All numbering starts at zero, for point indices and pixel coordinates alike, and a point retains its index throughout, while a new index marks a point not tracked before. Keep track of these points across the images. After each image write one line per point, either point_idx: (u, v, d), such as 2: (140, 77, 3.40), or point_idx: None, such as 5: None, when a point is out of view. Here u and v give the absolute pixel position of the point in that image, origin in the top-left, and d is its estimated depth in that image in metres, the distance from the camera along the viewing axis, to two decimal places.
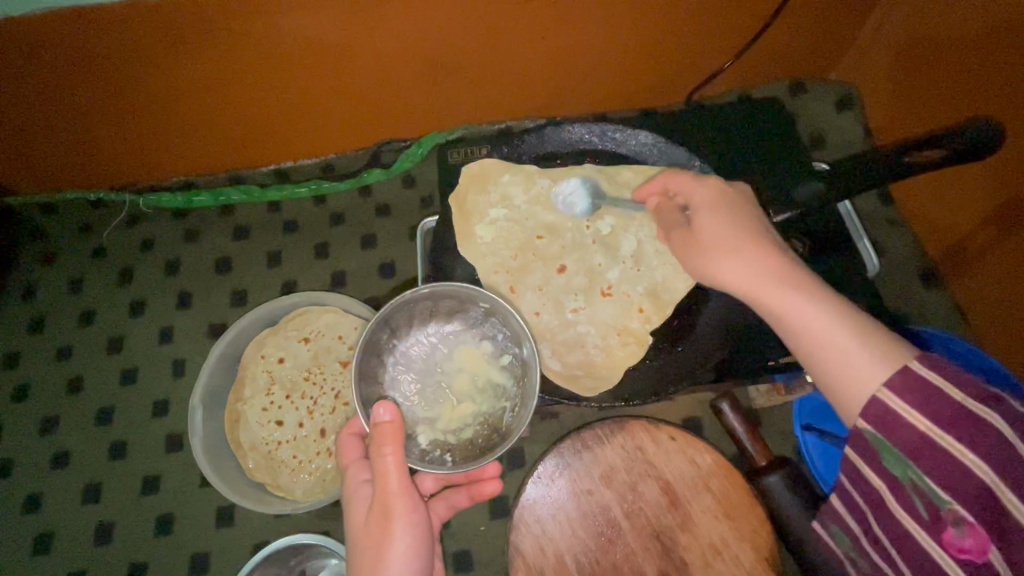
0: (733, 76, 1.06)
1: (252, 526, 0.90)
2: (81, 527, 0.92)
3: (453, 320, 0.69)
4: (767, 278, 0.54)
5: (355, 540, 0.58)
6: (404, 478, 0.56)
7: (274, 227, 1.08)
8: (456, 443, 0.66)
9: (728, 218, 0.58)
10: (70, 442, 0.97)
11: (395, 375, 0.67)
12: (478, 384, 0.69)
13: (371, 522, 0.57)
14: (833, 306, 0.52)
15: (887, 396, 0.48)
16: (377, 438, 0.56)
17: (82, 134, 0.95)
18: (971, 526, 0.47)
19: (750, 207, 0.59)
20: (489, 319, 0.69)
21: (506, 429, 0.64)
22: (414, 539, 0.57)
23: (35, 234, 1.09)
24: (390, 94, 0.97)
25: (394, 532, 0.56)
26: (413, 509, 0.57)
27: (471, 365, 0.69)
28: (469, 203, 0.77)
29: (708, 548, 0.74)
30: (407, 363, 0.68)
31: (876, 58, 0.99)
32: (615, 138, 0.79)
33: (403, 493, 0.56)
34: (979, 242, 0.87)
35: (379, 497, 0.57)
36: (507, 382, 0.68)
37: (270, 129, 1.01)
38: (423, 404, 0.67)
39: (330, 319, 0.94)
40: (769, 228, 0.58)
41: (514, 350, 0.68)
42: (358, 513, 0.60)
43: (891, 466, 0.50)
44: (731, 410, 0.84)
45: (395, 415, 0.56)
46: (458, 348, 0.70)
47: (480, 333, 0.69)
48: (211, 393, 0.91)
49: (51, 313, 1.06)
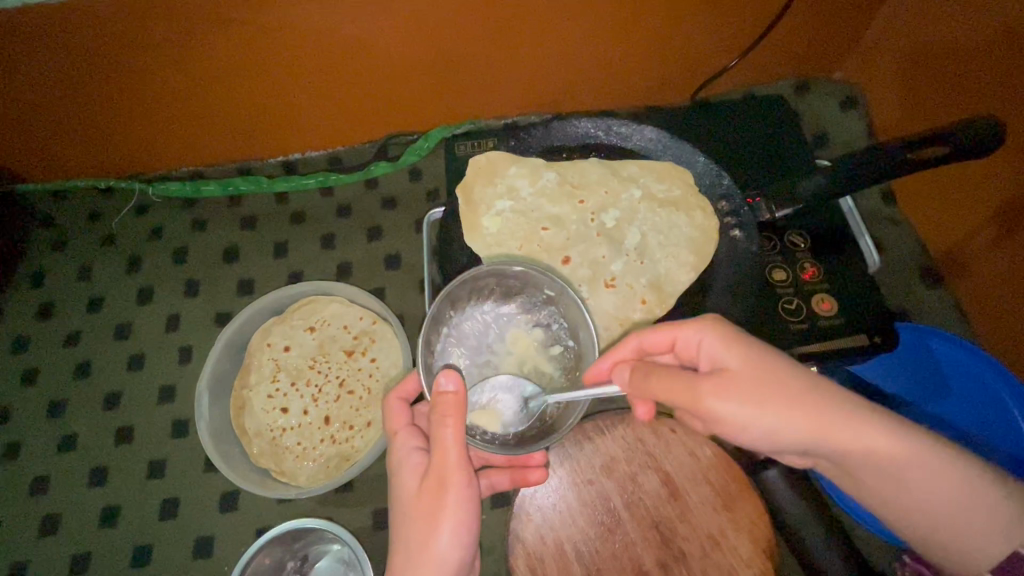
0: (739, 74, 1.06)
1: (256, 511, 0.91)
2: (87, 510, 0.93)
3: (510, 302, 0.71)
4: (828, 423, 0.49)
5: (408, 507, 0.60)
6: (461, 451, 0.57)
7: (282, 218, 1.10)
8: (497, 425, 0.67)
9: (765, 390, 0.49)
10: (78, 426, 0.98)
11: (446, 347, 0.67)
12: (526, 369, 0.70)
13: (424, 491, 0.59)
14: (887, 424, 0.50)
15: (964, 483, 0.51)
16: (439, 409, 0.56)
17: (97, 124, 0.97)
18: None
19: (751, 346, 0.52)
20: (546, 308, 0.70)
21: (551, 419, 0.65)
22: (464, 511, 0.58)
23: (46, 221, 1.11)
24: (398, 89, 0.98)
25: (448, 504, 0.58)
26: (467, 484, 0.58)
27: (520, 349, 0.70)
28: (476, 194, 0.78)
29: (707, 540, 0.75)
30: (460, 337, 0.68)
31: (882, 59, 1.00)
32: (620, 133, 0.81)
33: (460, 466, 0.57)
34: (978, 242, 0.87)
35: (436, 469, 0.58)
36: (554, 372, 0.70)
37: (279, 122, 1.03)
38: (471, 380, 0.68)
39: (336, 309, 0.95)
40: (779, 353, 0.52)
41: (568, 341, 0.70)
42: (410, 480, 0.62)
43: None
44: None
45: (459, 387, 0.56)
46: (511, 330, 0.70)
47: (534, 320, 0.71)
48: (216, 380, 0.91)
49: (60, 299, 1.07)
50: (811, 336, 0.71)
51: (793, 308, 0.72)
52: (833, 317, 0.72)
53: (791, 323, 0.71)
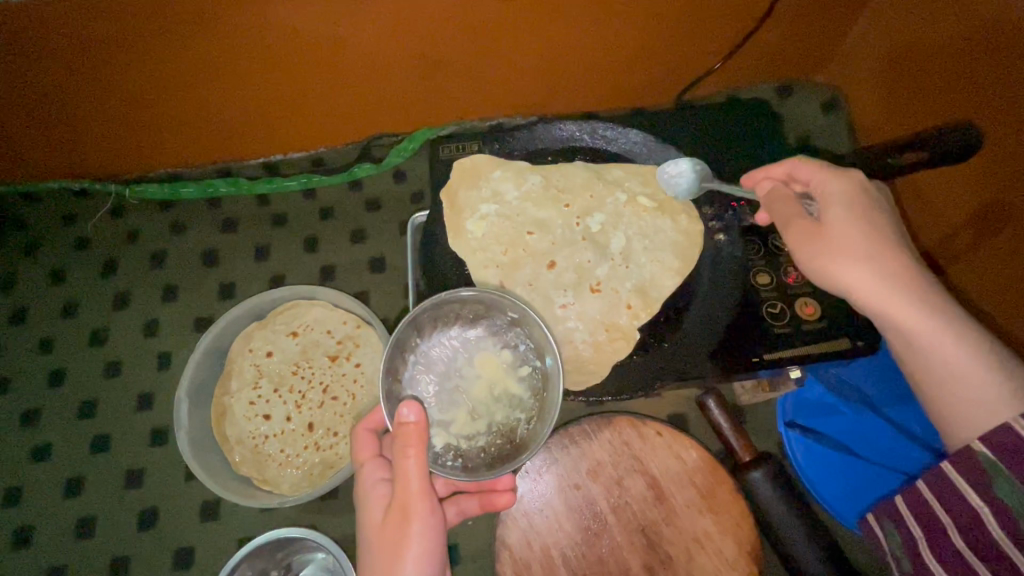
0: (724, 77, 1.07)
1: (238, 520, 0.89)
2: (62, 522, 0.91)
3: (476, 326, 0.71)
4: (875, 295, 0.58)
5: (374, 538, 0.61)
6: (424, 481, 0.59)
7: (263, 221, 1.08)
8: (468, 449, 0.67)
9: (861, 218, 0.60)
10: (52, 434, 0.96)
11: (414, 374, 0.68)
12: (495, 392, 0.70)
13: (389, 522, 0.60)
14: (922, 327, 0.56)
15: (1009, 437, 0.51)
16: (402, 438, 0.57)
17: (70, 123, 0.94)
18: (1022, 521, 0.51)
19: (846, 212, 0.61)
20: (512, 330, 0.71)
21: (521, 441, 0.66)
22: (428, 541, 0.59)
23: (18, 225, 1.08)
24: (382, 90, 0.97)
25: (411, 533, 0.59)
26: (431, 513, 0.59)
27: (488, 372, 0.70)
28: (460, 199, 0.78)
29: (692, 542, 0.75)
30: (428, 363, 0.69)
31: (864, 62, 1.01)
32: (605, 136, 0.81)
33: (422, 494, 0.58)
34: (960, 243, 0.89)
35: (399, 499, 0.59)
36: (523, 394, 0.70)
37: (262, 124, 1.01)
38: (440, 406, 0.68)
39: (319, 314, 0.93)
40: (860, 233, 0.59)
41: (534, 361, 0.70)
42: (376, 512, 0.63)
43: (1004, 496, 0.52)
44: (717, 407, 0.83)
45: (419, 417, 0.57)
46: (479, 355, 0.71)
47: (502, 341, 0.71)
48: (197, 386, 0.90)
49: (34, 304, 1.04)
50: (791, 341, 0.69)
51: (777, 312, 0.70)
52: (814, 322, 0.70)
53: (774, 327, 0.70)
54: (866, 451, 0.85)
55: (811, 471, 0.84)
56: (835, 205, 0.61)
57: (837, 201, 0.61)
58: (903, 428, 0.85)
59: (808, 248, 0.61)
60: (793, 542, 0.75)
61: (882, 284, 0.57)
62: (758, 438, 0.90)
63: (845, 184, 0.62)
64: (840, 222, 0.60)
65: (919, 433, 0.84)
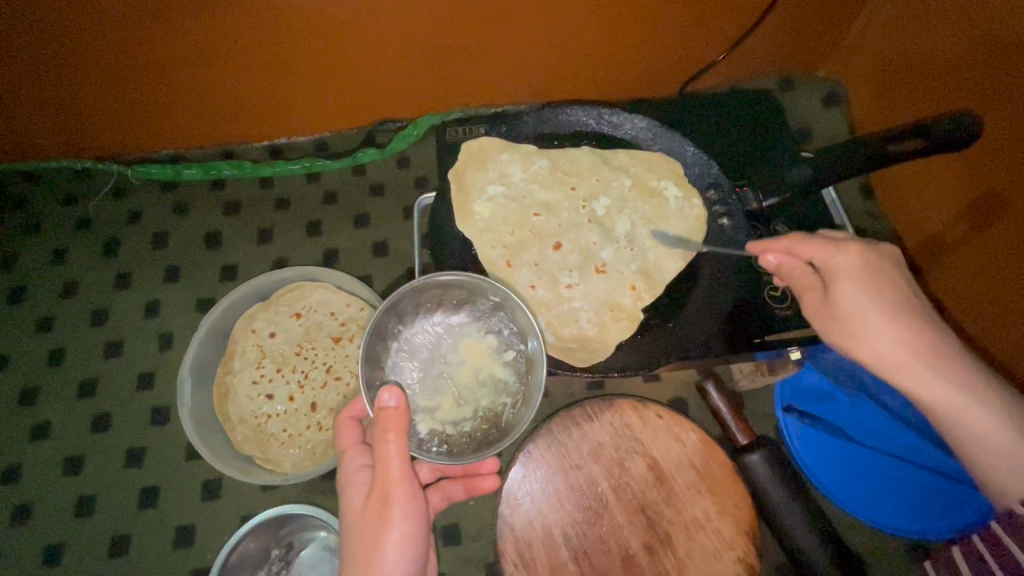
0: (727, 69, 1.08)
1: (238, 499, 0.89)
2: (62, 500, 0.91)
3: (460, 311, 0.73)
4: (912, 357, 0.56)
5: (353, 524, 0.61)
6: (405, 466, 0.59)
7: (266, 203, 1.08)
8: (452, 435, 0.68)
9: (874, 290, 0.58)
10: (51, 414, 0.95)
11: (397, 361, 0.70)
12: (481, 377, 0.71)
13: (368, 508, 0.61)
14: (958, 380, 0.55)
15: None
16: (382, 423, 0.58)
17: (64, 98, 0.93)
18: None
19: (875, 280, 0.58)
20: (496, 315, 0.72)
21: (506, 425, 0.67)
22: (409, 527, 0.60)
23: (18, 204, 1.07)
24: (388, 76, 0.98)
25: (391, 519, 0.59)
26: (411, 498, 0.60)
27: (473, 357, 0.71)
28: (468, 179, 0.78)
29: (691, 523, 0.77)
30: (411, 350, 0.71)
31: (863, 59, 1.03)
32: (611, 121, 0.81)
33: (403, 479, 0.59)
34: (954, 236, 0.91)
35: (380, 484, 0.60)
36: (509, 378, 0.71)
37: (268, 109, 1.02)
38: (425, 392, 0.69)
39: (322, 295, 0.94)
40: (901, 296, 0.58)
41: (518, 346, 0.71)
42: (356, 499, 0.63)
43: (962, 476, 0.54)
44: (717, 390, 0.86)
45: (400, 402, 0.58)
46: (462, 340, 0.72)
47: (486, 326, 0.72)
48: (199, 367, 0.90)
49: (32, 283, 1.04)
50: (793, 322, 0.72)
51: (778, 295, 0.73)
52: None
53: (775, 309, 0.72)
54: (860, 436, 0.86)
55: (805, 452, 0.85)
56: (848, 279, 0.58)
57: (845, 273, 0.58)
58: (900, 416, 0.86)
59: (830, 325, 0.60)
60: (790, 524, 0.77)
61: (904, 356, 0.56)
62: (756, 423, 0.92)
63: (858, 254, 0.59)
64: (846, 290, 0.58)
65: (914, 420, 0.86)
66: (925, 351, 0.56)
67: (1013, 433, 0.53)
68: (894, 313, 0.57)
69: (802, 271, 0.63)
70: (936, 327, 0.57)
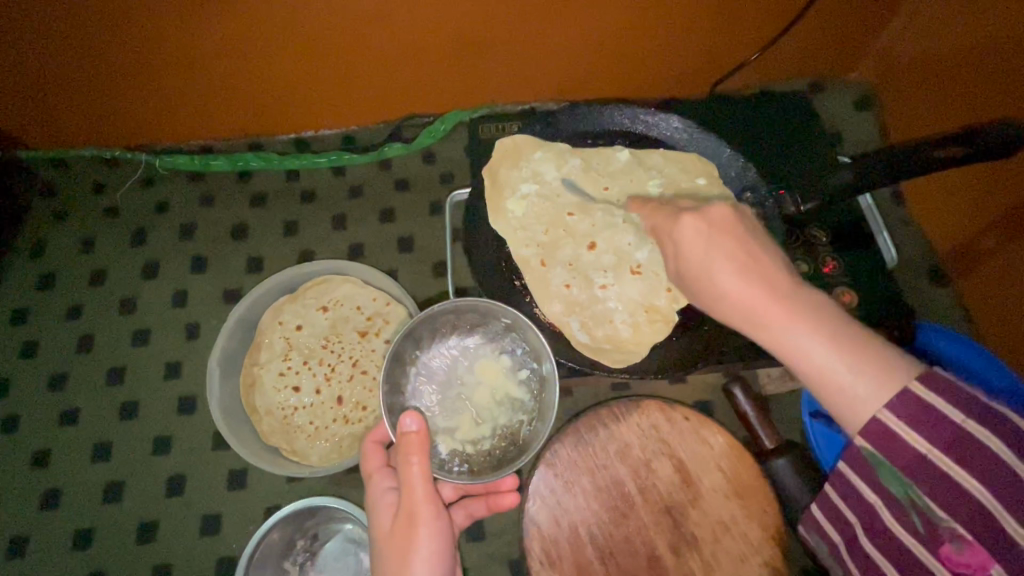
0: (759, 69, 1.06)
1: (265, 490, 0.90)
2: (90, 486, 0.92)
3: (474, 333, 0.75)
4: (768, 309, 0.49)
5: (382, 545, 0.61)
6: (429, 486, 0.60)
7: (292, 195, 1.08)
8: (473, 453, 0.72)
9: (719, 242, 0.52)
10: (80, 400, 0.96)
11: (416, 385, 0.73)
12: (497, 396, 0.74)
13: (396, 528, 0.61)
14: (816, 331, 0.47)
15: (887, 416, 0.47)
16: (404, 446, 0.60)
17: (98, 87, 0.93)
18: (968, 542, 0.47)
19: (732, 238, 0.52)
20: (509, 335, 0.74)
21: (524, 442, 0.71)
22: (437, 547, 0.59)
23: (47, 191, 1.08)
24: (417, 71, 0.97)
25: (419, 537, 0.59)
26: (437, 516, 0.60)
27: (489, 377, 0.74)
28: (502, 177, 0.78)
29: (717, 525, 0.76)
30: (429, 374, 0.74)
31: (895, 62, 1.02)
32: (646, 121, 0.81)
33: (428, 499, 0.59)
34: (985, 245, 0.89)
35: (406, 504, 0.60)
36: (524, 396, 0.74)
37: (297, 103, 1.02)
38: (444, 414, 0.72)
39: (348, 290, 0.94)
40: (757, 247, 0.52)
41: (532, 365, 0.73)
42: (384, 520, 0.63)
43: (890, 485, 0.51)
44: (743, 394, 0.85)
45: (420, 425, 0.60)
46: (478, 361, 0.75)
47: (500, 347, 0.75)
48: (228, 357, 0.91)
49: (61, 271, 1.04)
50: None
51: None
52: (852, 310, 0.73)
53: None
54: None
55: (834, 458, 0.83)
56: (686, 245, 0.54)
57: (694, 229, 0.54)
58: None
59: (693, 292, 0.55)
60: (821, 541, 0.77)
61: (767, 306, 0.49)
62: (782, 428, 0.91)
63: (693, 225, 0.55)
64: (695, 244, 0.54)
65: None
66: (777, 299, 0.49)
67: (866, 381, 0.47)
68: (745, 264, 0.51)
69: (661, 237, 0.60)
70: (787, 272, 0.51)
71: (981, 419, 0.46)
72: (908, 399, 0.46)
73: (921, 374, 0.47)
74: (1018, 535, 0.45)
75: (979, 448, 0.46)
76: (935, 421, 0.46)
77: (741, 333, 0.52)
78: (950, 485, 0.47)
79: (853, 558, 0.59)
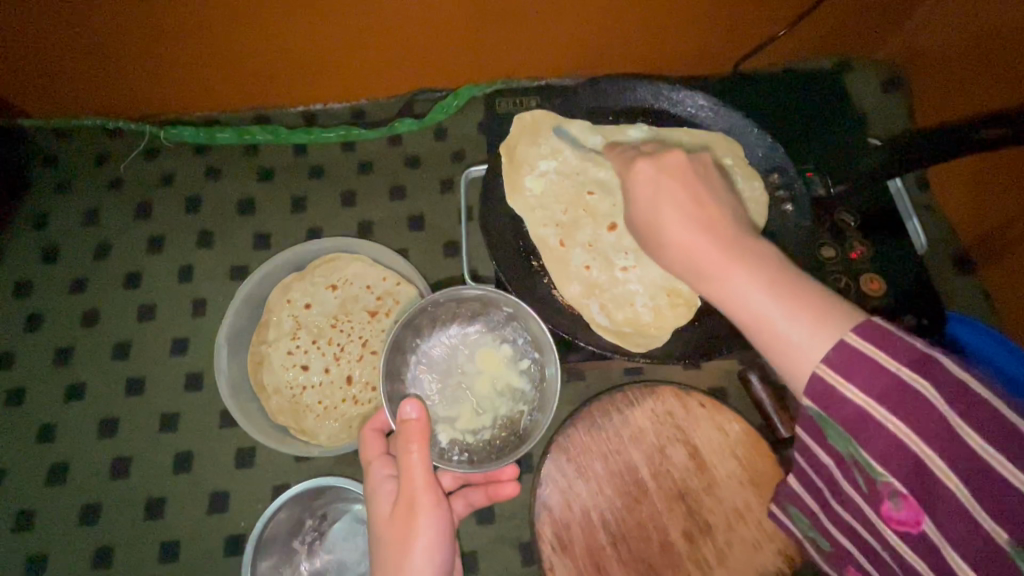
0: (786, 46, 1.02)
1: (273, 468, 0.89)
2: (97, 461, 0.91)
3: (474, 322, 0.74)
4: (705, 248, 0.47)
5: (381, 532, 0.60)
6: (429, 474, 0.58)
7: (300, 171, 1.05)
8: (472, 443, 0.70)
9: (661, 182, 0.51)
10: (86, 375, 0.95)
11: (416, 373, 0.72)
12: (498, 386, 0.73)
13: (395, 515, 0.59)
14: (756, 273, 0.44)
15: (830, 373, 0.41)
16: (404, 434, 0.58)
17: (100, 54, 0.90)
18: (904, 499, 0.43)
19: (676, 177, 0.50)
20: (510, 325, 0.73)
21: (524, 431, 0.70)
22: (436, 535, 0.58)
23: (49, 161, 1.05)
24: (431, 42, 0.94)
25: (418, 526, 0.58)
26: (437, 505, 0.59)
27: (490, 367, 0.73)
28: (520, 154, 0.76)
29: (731, 513, 0.75)
30: (429, 363, 0.73)
31: (929, 41, 0.98)
32: (670, 98, 0.78)
33: (428, 487, 0.58)
34: (1013, 234, 0.87)
35: (405, 492, 0.59)
36: (525, 386, 0.73)
37: (305, 74, 0.99)
38: (444, 403, 0.71)
39: (358, 269, 0.92)
40: (701, 185, 0.50)
41: (534, 354, 0.72)
42: (383, 508, 0.62)
43: (835, 445, 0.46)
44: (759, 381, 0.85)
45: (421, 414, 0.59)
46: (479, 350, 0.74)
47: (500, 336, 0.74)
48: (236, 335, 0.89)
49: (65, 244, 1.02)
50: None
51: (841, 287, 0.71)
52: (878, 298, 0.71)
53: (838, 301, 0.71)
54: None
55: None
56: (631, 186, 0.52)
57: (639, 168, 0.52)
58: None
59: (637, 237, 0.53)
60: None
61: (705, 246, 0.47)
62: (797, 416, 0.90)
63: (644, 166, 0.52)
64: (639, 184, 0.52)
65: None
66: (716, 238, 0.47)
67: (806, 330, 0.42)
68: (687, 202, 0.49)
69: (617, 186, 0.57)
70: (734, 216, 0.48)
71: (963, 390, 0.39)
72: (849, 354, 0.40)
73: (869, 329, 0.41)
74: (973, 505, 0.39)
75: (930, 412, 0.39)
76: (892, 385, 0.40)
77: (681, 278, 0.50)
78: (893, 445, 0.41)
79: (830, 525, 0.56)
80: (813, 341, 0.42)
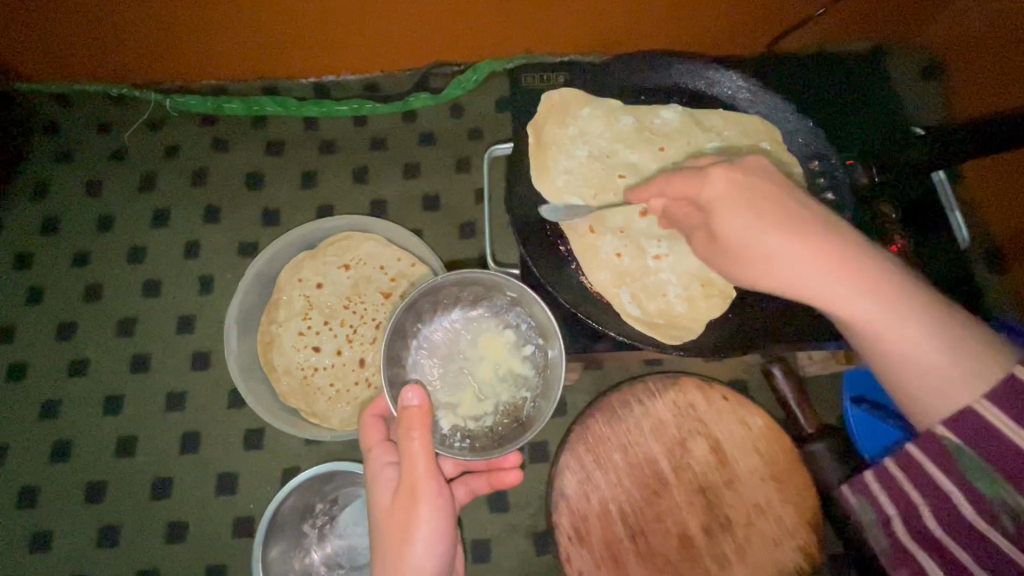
0: (823, 27, 0.98)
1: (282, 451, 0.87)
2: (102, 439, 0.89)
3: (477, 306, 0.71)
4: (830, 279, 0.49)
5: (382, 519, 0.58)
6: (431, 462, 0.56)
7: (310, 145, 1.01)
8: (475, 429, 0.67)
9: (760, 208, 0.50)
10: (89, 351, 0.93)
11: (417, 359, 0.70)
12: (500, 372, 0.71)
13: (396, 504, 0.57)
14: (885, 299, 0.49)
15: (954, 383, 0.49)
16: (405, 421, 0.55)
17: (99, 15, 0.85)
18: None
19: (772, 204, 0.51)
20: (514, 309, 0.70)
21: (526, 418, 0.66)
22: (437, 524, 0.56)
23: (49, 129, 1.01)
24: (449, 12, 0.89)
25: (420, 515, 0.56)
26: (439, 494, 0.56)
27: (492, 353, 0.71)
28: (547, 136, 0.73)
29: (752, 508, 0.74)
30: (430, 347, 0.71)
31: (971, 25, 0.93)
32: (706, 78, 0.74)
33: (430, 476, 0.56)
34: None
35: (406, 480, 0.56)
36: (528, 372, 0.70)
37: (316, 43, 0.94)
38: (445, 389, 0.69)
39: (372, 248, 0.89)
40: (802, 210, 0.51)
41: (537, 341, 0.70)
42: (384, 495, 0.60)
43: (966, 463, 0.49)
44: (783, 376, 0.83)
45: (423, 400, 0.55)
46: (481, 335, 0.71)
47: (503, 321, 0.72)
48: (245, 314, 0.86)
49: (67, 215, 0.99)
50: None
51: None
52: None
53: None
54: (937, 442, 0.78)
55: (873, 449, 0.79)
56: (728, 216, 0.51)
57: (728, 194, 0.51)
58: None
59: (732, 261, 0.54)
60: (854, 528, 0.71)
61: (825, 276, 0.49)
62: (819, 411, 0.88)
63: (725, 178, 0.52)
64: (731, 214, 0.51)
65: None
66: (836, 265, 0.49)
67: (935, 351, 0.49)
68: (798, 229, 0.50)
69: (680, 211, 0.58)
70: (842, 237, 0.50)
71: None
72: (972, 366, 0.49)
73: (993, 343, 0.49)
74: None
75: None
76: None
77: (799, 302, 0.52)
78: None
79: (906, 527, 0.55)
80: (943, 358, 0.49)
